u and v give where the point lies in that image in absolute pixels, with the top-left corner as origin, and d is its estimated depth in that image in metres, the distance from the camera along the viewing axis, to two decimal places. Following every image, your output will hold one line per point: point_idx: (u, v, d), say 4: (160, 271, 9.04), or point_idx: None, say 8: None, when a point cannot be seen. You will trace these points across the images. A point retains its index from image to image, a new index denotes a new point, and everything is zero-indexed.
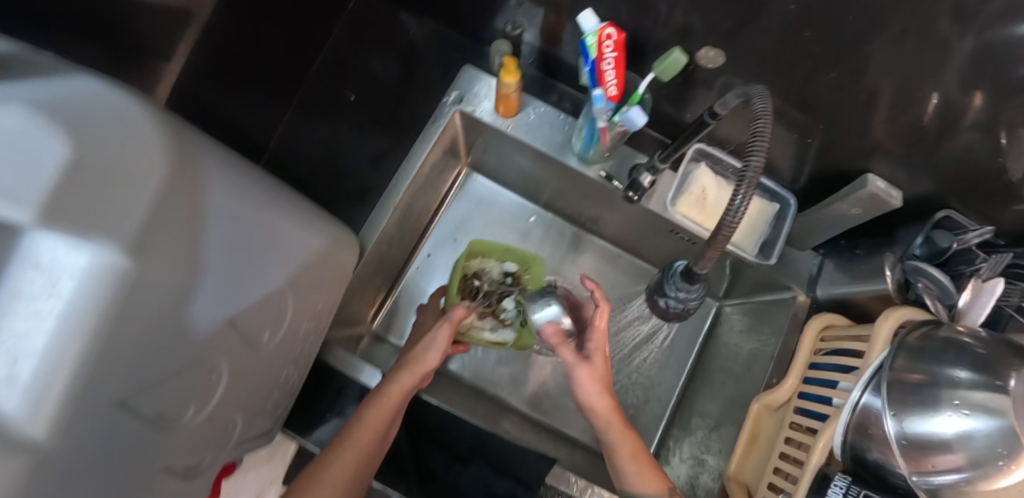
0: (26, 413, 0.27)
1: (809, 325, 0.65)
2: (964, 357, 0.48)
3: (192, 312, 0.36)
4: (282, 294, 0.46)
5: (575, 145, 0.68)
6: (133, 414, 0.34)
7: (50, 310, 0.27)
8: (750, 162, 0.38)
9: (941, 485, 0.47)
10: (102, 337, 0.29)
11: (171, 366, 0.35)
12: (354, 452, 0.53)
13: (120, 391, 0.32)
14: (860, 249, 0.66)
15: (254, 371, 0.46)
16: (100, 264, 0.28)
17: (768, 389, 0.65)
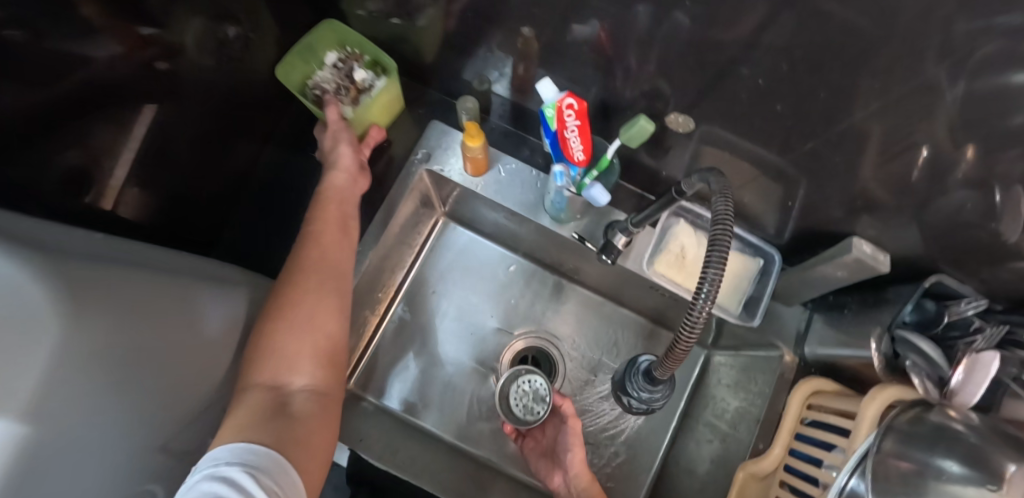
0: None
1: (796, 389, 0.62)
2: (955, 448, 0.45)
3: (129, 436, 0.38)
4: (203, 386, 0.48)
5: (546, 204, 0.65)
6: None
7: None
8: (708, 273, 0.35)
9: None
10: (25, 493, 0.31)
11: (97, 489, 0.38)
12: (307, 296, 0.52)
13: None
14: (848, 308, 0.63)
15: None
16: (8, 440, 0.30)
17: (753, 457, 0.61)
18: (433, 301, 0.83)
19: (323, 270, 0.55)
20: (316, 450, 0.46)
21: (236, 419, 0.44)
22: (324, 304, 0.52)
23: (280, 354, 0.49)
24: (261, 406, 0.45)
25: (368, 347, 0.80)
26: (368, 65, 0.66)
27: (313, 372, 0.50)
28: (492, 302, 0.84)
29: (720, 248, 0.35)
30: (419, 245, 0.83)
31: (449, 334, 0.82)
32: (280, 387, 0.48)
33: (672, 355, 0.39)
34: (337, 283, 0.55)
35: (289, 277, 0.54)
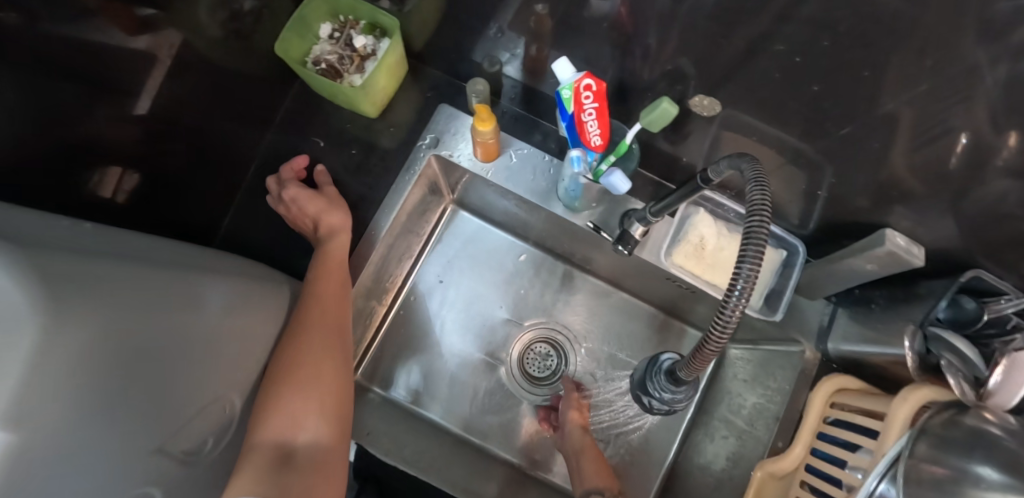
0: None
1: (819, 387, 0.59)
2: (993, 456, 0.43)
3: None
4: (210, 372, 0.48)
5: (559, 192, 0.62)
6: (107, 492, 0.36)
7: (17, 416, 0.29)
8: (743, 266, 0.32)
9: None
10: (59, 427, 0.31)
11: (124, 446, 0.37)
12: (306, 367, 0.53)
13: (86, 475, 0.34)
14: (876, 303, 0.60)
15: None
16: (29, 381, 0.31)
17: (772, 455, 0.59)
18: (440, 292, 0.81)
19: (324, 313, 0.56)
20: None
21: (244, 474, 0.44)
22: (323, 367, 0.53)
23: (284, 409, 0.50)
24: (265, 461, 0.46)
25: (374, 338, 0.78)
26: (367, 30, 0.63)
27: (317, 426, 0.51)
28: (501, 293, 0.82)
29: (755, 245, 0.32)
30: (426, 234, 0.80)
31: (456, 325, 0.80)
32: (284, 444, 0.48)
33: (698, 356, 0.36)
34: (329, 389, 0.54)
35: (292, 346, 0.54)
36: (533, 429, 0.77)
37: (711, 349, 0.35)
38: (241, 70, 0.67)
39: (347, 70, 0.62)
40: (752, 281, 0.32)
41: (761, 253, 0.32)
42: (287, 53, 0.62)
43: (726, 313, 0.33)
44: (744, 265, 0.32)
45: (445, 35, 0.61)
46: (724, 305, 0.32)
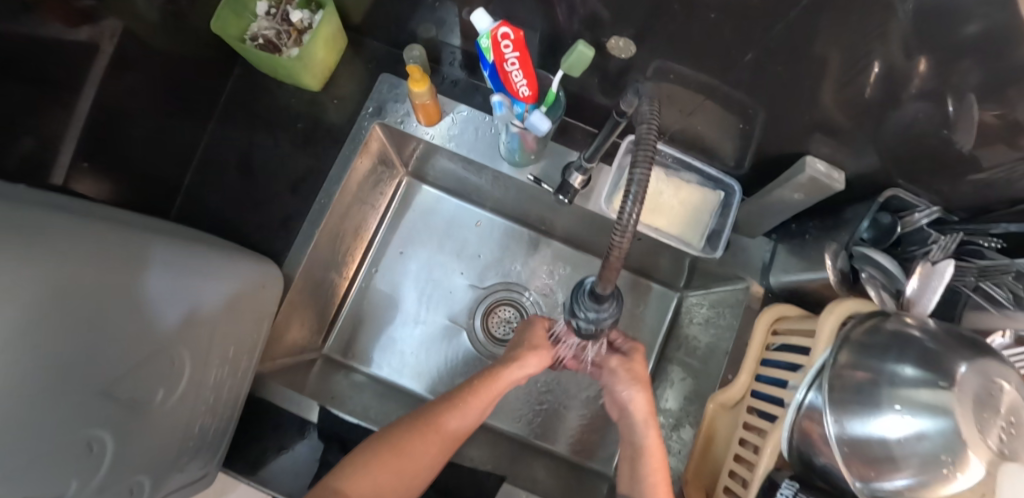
0: (51, 389, 0.32)
1: (761, 316, 0.61)
2: (907, 352, 0.44)
3: (104, 377, 0.37)
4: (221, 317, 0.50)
5: (502, 149, 0.64)
6: (114, 400, 0.38)
7: (63, 316, 0.33)
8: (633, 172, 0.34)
9: (890, 490, 0.44)
10: (84, 336, 0.35)
11: (134, 362, 0.40)
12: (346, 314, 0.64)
13: (96, 380, 0.36)
14: (808, 234, 0.62)
15: (146, 435, 0.42)
16: (82, 289, 0.34)
17: (722, 386, 0.62)
18: (404, 263, 0.83)
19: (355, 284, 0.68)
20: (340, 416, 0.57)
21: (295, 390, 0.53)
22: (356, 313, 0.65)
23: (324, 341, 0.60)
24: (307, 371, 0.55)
25: (341, 308, 0.81)
26: (302, 4, 0.65)
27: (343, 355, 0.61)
28: (464, 261, 0.84)
29: (642, 160, 0.34)
30: (383, 208, 0.82)
31: (419, 295, 0.82)
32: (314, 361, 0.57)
33: (607, 270, 0.38)
34: None
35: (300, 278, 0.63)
36: (504, 388, 0.80)
37: (615, 261, 0.37)
38: (186, 56, 0.68)
39: (284, 44, 0.64)
40: (641, 189, 0.34)
41: (647, 167, 0.34)
42: (225, 29, 0.63)
43: (619, 223, 0.34)
44: (633, 179, 0.34)
45: (379, 6, 0.62)
46: (617, 217, 0.34)
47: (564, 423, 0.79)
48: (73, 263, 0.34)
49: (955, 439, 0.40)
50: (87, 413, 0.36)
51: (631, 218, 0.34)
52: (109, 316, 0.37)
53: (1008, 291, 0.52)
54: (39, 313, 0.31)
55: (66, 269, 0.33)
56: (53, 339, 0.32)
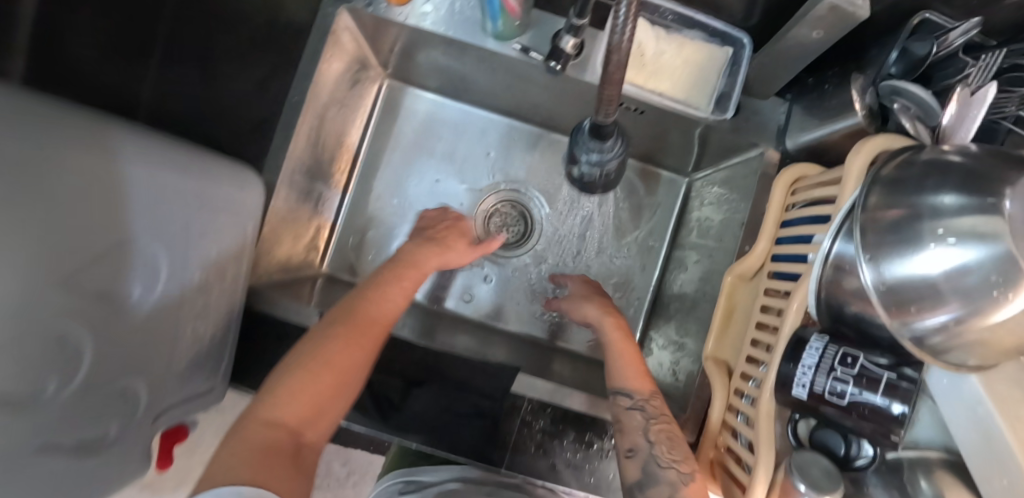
0: (15, 268, 0.28)
1: (778, 179, 0.57)
2: (949, 178, 0.39)
3: (73, 267, 0.33)
4: (200, 221, 0.45)
5: (484, 22, 0.57)
6: (81, 291, 0.34)
7: (35, 190, 0.29)
8: None
9: (931, 330, 0.40)
10: (52, 215, 0.30)
11: (97, 251, 0.35)
12: (357, 349, 0.49)
13: (63, 265, 0.32)
14: (828, 84, 0.55)
15: (142, 332, 0.40)
16: (55, 166, 0.30)
17: (739, 258, 0.59)
18: (396, 175, 0.78)
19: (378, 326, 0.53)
20: (305, 423, 0.44)
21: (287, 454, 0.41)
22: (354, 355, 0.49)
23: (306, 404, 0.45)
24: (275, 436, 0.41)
25: (335, 230, 0.76)
26: None
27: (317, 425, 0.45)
28: (456, 167, 0.78)
29: None
30: (366, 117, 0.76)
31: (412, 205, 0.78)
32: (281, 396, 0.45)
33: (606, 86, 0.33)
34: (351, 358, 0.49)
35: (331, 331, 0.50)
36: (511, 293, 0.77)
37: (612, 89, 0.33)
38: None
39: None
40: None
41: None
42: None
43: (614, 40, 0.29)
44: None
45: None
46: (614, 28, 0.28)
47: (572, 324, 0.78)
48: (43, 131, 0.30)
49: (1010, 265, 0.35)
50: (61, 316, 0.32)
51: (625, 31, 0.28)
52: (81, 200, 0.32)
53: None
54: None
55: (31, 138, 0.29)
56: (23, 212, 0.28)
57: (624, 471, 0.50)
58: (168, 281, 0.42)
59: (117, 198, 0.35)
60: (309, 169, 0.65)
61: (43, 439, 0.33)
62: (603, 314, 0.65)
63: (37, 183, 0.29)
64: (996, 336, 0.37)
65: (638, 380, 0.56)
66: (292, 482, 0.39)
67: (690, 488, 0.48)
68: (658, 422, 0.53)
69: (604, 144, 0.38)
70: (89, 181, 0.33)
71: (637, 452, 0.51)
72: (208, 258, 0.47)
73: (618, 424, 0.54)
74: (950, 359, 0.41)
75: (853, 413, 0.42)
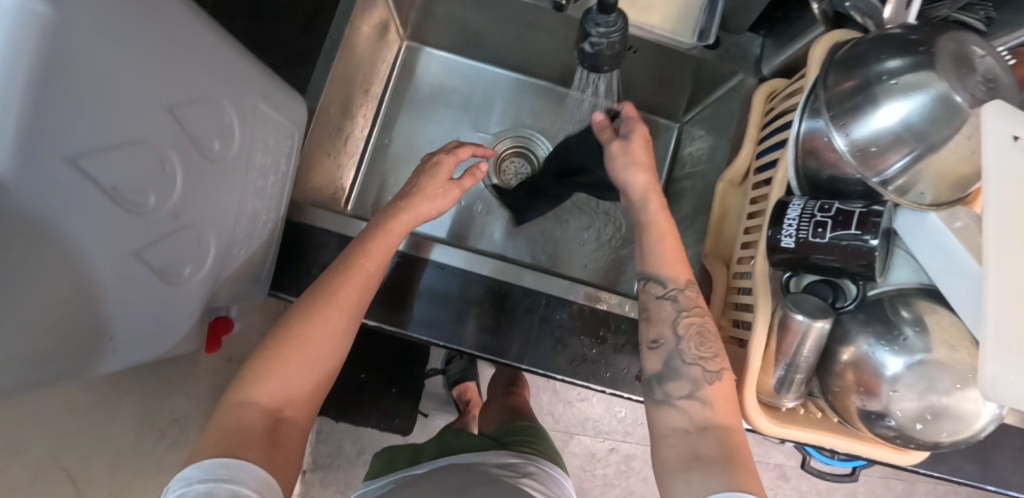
0: (133, 76, 0.35)
1: (756, 94, 0.65)
2: (893, 47, 0.48)
3: (174, 100, 0.40)
4: (261, 110, 0.52)
5: None
6: (178, 126, 0.41)
7: (147, 23, 0.36)
8: None
9: (895, 174, 0.47)
10: (158, 49, 0.38)
11: (190, 98, 0.42)
12: (313, 332, 0.54)
13: (164, 95, 0.39)
14: (794, 11, 0.64)
15: (218, 188, 0.47)
16: (160, 12, 0.38)
17: (728, 167, 0.66)
18: (415, 125, 0.85)
19: (338, 310, 0.56)
20: (273, 391, 0.52)
21: (238, 428, 0.48)
22: (314, 334, 0.54)
23: (276, 380, 0.52)
24: (254, 412, 0.50)
25: (359, 175, 0.82)
26: None
27: (304, 397, 0.54)
28: (469, 118, 0.86)
29: None
30: (388, 73, 0.84)
31: (430, 151, 0.85)
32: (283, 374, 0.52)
33: None
34: (337, 332, 0.55)
35: (297, 314, 0.55)
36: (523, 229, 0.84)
37: None
38: None
39: None
40: None
41: None
42: None
43: None
44: None
45: None
46: None
47: (573, 250, 0.84)
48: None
49: (946, 102, 0.43)
50: (162, 141, 0.39)
51: None
52: (177, 47, 0.40)
53: (982, 14, 0.55)
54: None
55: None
56: (138, 34, 0.36)
57: (647, 360, 0.56)
58: (236, 150, 0.49)
59: (203, 59, 0.43)
60: (340, 106, 0.72)
61: (141, 249, 0.39)
62: (641, 181, 0.61)
63: (150, 18, 0.37)
64: (942, 163, 0.45)
65: (674, 268, 0.58)
66: (286, 452, 0.49)
67: (714, 384, 0.52)
68: (690, 315, 0.56)
69: (611, 19, 0.45)
70: (183, 34, 0.41)
71: (662, 343, 0.55)
72: (264, 145, 0.53)
73: (648, 314, 0.58)
74: (911, 198, 0.48)
75: (834, 250, 0.48)
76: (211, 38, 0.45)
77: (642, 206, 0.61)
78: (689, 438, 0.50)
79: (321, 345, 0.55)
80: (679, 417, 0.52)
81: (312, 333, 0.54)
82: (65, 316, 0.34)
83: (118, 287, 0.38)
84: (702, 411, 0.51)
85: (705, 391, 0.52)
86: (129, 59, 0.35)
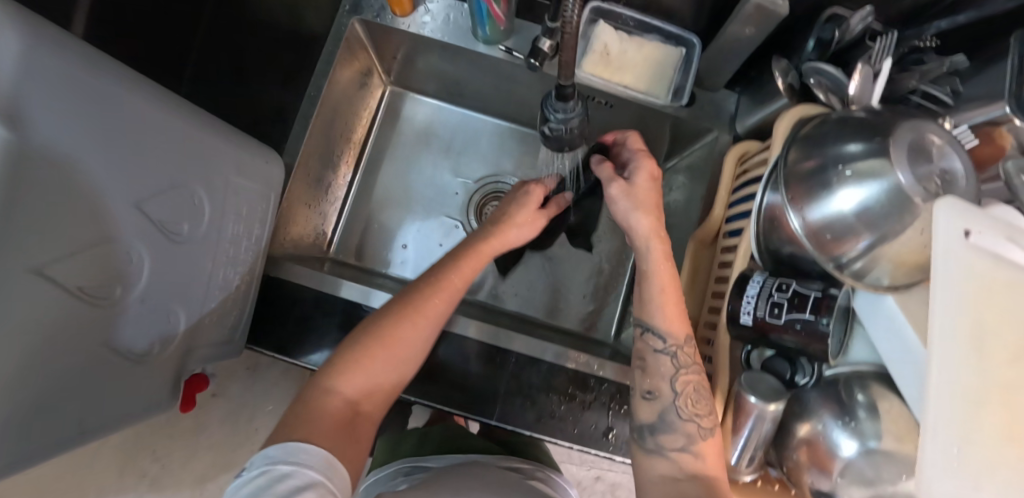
0: (97, 182, 0.37)
1: (728, 154, 0.66)
2: (852, 131, 0.48)
3: (143, 194, 0.42)
4: (234, 182, 0.54)
5: (473, 30, 0.68)
6: (145, 216, 0.42)
7: (113, 128, 0.38)
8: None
9: (851, 258, 0.48)
10: (123, 149, 0.39)
11: (158, 187, 0.44)
12: (405, 332, 0.57)
13: (130, 189, 0.40)
14: (765, 74, 0.65)
15: (188, 264, 0.49)
16: (128, 113, 0.40)
17: (699, 225, 0.67)
18: (397, 169, 0.87)
19: (430, 316, 0.59)
20: (353, 387, 0.54)
21: (323, 418, 0.51)
22: (403, 335, 0.57)
23: (361, 374, 0.55)
24: (335, 407, 0.52)
25: (341, 218, 0.84)
26: None
27: (378, 396, 0.56)
28: (451, 161, 0.87)
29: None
30: (372, 117, 0.86)
31: (412, 194, 0.86)
32: (366, 371, 0.55)
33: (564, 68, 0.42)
34: (422, 336, 0.59)
35: (395, 312, 0.58)
36: (503, 273, 0.84)
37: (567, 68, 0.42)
38: None
39: None
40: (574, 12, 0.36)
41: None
42: None
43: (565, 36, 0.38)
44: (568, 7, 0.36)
45: None
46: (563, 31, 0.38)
47: (553, 294, 0.85)
48: (121, 87, 0.39)
49: (900, 193, 0.44)
50: (129, 234, 0.41)
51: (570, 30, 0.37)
52: (145, 144, 0.42)
53: (948, 88, 0.56)
54: (81, 108, 0.35)
55: (113, 90, 0.38)
56: (104, 141, 0.37)
57: (640, 410, 0.54)
58: (207, 225, 0.50)
59: (175, 148, 0.45)
60: (320, 157, 0.73)
61: (108, 337, 0.41)
62: (647, 221, 0.57)
63: (116, 123, 0.38)
64: (896, 251, 0.46)
65: (674, 324, 0.55)
66: (356, 445, 0.52)
67: (706, 442, 0.50)
68: (686, 373, 0.53)
69: (568, 105, 0.46)
70: (156, 129, 0.42)
71: (658, 397, 0.53)
72: (236, 214, 0.55)
73: (645, 366, 0.55)
74: (869, 280, 0.48)
75: (791, 330, 0.49)
76: (185, 122, 0.46)
77: (646, 254, 0.57)
78: (675, 487, 0.49)
79: (406, 344, 0.58)
80: (667, 466, 0.51)
81: (404, 335, 0.57)
82: (37, 408, 0.35)
83: (86, 375, 0.40)
84: (692, 463, 0.50)
85: (697, 445, 0.51)
86: (94, 168, 0.37)
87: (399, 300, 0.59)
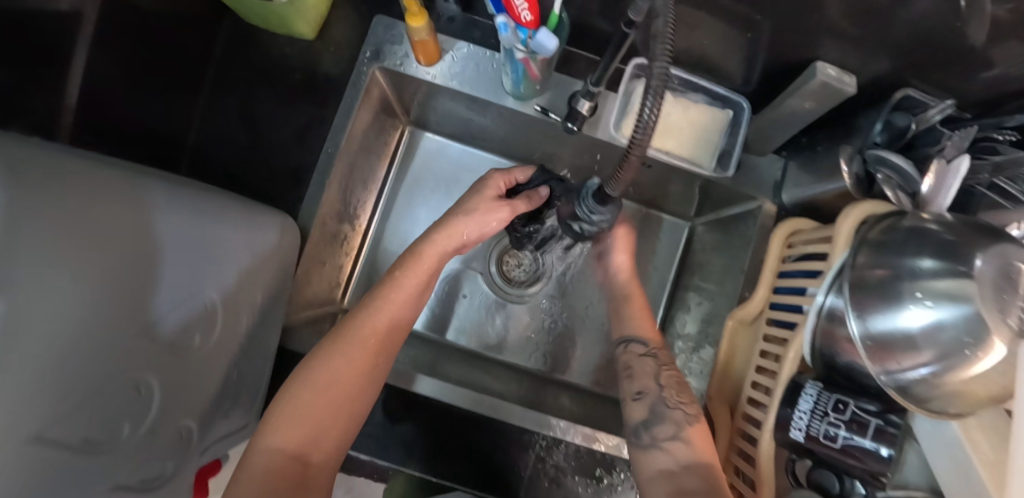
0: (99, 327, 0.33)
1: (776, 232, 0.62)
2: (927, 246, 0.44)
3: (149, 319, 0.38)
4: (249, 272, 0.50)
5: (505, 84, 0.63)
6: (152, 341, 0.38)
7: (114, 260, 0.34)
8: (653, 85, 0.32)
9: (911, 382, 0.44)
10: (127, 279, 0.35)
11: (165, 305, 0.39)
12: (338, 363, 0.52)
13: (135, 319, 0.36)
14: (819, 146, 0.61)
15: (200, 372, 0.45)
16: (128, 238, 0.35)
17: (740, 304, 0.63)
18: (414, 214, 0.82)
19: (368, 344, 0.54)
20: (295, 434, 0.49)
21: (261, 479, 0.46)
22: (337, 367, 0.52)
23: (299, 417, 0.49)
24: (280, 462, 0.47)
25: (355, 267, 0.80)
26: None
27: (330, 441, 0.50)
28: None
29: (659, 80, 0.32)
30: (389, 159, 0.81)
31: None
32: (303, 413, 0.50)
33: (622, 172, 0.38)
34: (363, 365, 0.53)
35: (327, 346, 0.53)
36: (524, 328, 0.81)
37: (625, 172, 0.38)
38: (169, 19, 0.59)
39: None
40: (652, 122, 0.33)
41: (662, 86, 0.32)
42: None
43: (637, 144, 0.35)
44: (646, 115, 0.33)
45: None
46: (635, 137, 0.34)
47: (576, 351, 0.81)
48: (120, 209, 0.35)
49: (977, 323, 0.40)
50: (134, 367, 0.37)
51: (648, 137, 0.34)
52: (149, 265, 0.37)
53: None
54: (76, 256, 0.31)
55: (111, 217, 0.34)
56: (106, 279, 0.33)
57: (631, 412, 0.56)
58: (221, 327, 0.47)
59: (184, 257, 0.41)
60: (337, 213, 0.69)
61: (115, 479, 0.37)
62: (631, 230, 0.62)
63: (117, 254, 0.34)
64: (967, 384, 0.42)
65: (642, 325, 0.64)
66: None
67: (695, 427, 0.53)
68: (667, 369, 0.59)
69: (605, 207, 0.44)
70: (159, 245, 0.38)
71: (645, 395, 0.56)
72: (251, 303, 0.51)
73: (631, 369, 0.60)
74: (932, 407, 0.44)
75: (846, 454, 0.46)
76: (193, 225, 0.42)
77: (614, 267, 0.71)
78: (675, 481, 0.49)
79: (345, 377, 0.52)
80: (663, 460, 0.51)
81: (339, 365, 0.52)
82: None
83: None
84: (685, 451, 0.51)
85: (687, 431, 0.52)
86: (94, 314, 0.32)
87: (330, 334, 0.55)
